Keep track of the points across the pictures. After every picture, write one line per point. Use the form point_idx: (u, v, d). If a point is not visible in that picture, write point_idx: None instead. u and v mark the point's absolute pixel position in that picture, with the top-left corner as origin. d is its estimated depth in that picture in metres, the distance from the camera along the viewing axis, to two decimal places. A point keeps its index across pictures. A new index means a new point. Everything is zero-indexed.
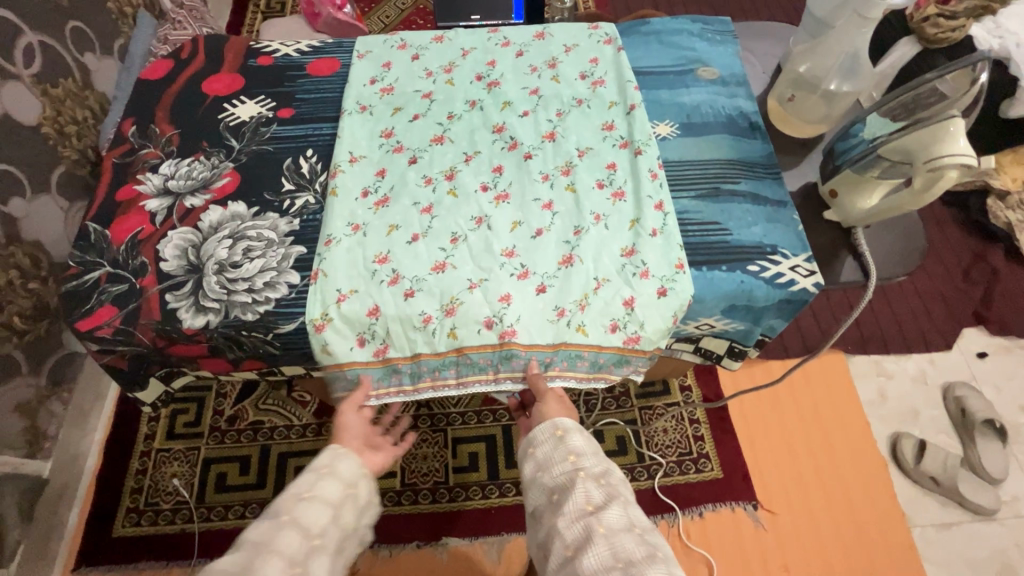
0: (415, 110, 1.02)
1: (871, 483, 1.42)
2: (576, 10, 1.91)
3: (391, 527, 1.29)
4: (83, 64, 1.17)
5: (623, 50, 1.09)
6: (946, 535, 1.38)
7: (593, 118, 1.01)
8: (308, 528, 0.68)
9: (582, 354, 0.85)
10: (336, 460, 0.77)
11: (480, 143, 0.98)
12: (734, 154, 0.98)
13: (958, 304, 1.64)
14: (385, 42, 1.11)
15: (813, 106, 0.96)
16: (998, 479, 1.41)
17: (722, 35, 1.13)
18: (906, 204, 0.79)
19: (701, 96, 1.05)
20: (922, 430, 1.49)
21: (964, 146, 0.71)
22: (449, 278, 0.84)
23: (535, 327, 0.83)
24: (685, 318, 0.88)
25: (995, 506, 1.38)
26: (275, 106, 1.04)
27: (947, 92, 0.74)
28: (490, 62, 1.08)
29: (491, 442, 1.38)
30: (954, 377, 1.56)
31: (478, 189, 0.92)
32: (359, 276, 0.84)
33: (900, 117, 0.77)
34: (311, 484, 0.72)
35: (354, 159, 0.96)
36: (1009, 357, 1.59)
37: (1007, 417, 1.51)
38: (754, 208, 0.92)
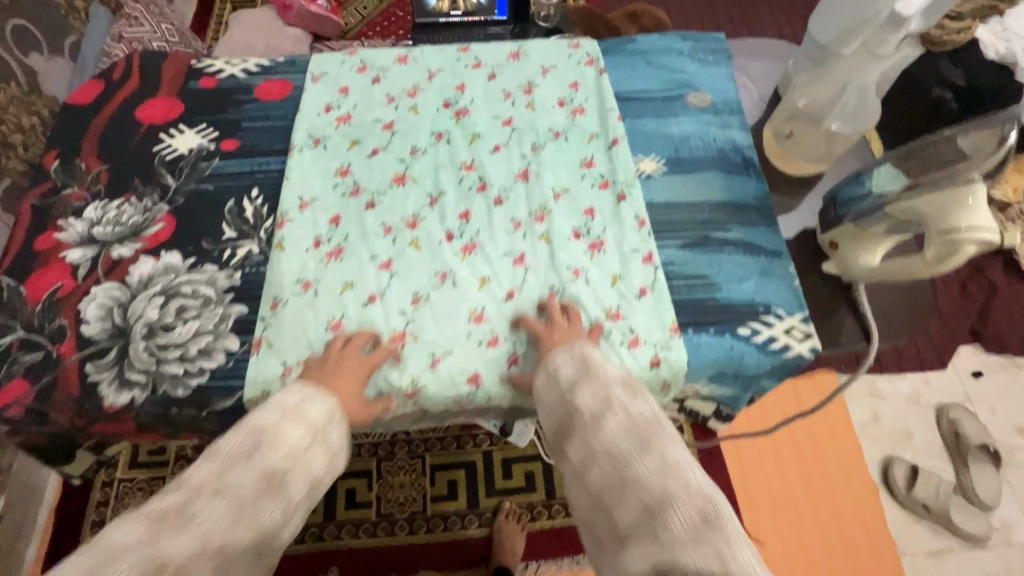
0: (375, 143, 0.92)
1: (867, 518, 1.36)
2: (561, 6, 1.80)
3: (366, 559, 1.22)
4: (27, 67, 1.04)
5: (604, 72, 0.99)
6: (936, 563, 1.33)
7: (572, 153, 0.92)
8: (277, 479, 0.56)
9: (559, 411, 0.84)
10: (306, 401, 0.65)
11: (446, 183, 0.89)
12: (727, 195, 0.89)
13: (955, 320, 1.57)
14: (343, 62, 1.00)
15: (813, 144, 0.87)
16: (990, 505, 1.37)
17: (715, 55, 1.03)
18: (911, 270, 0.71)
19: (690, 127, 0.95)
20: (915, 453, 1.43)
21: (985, 217, 0.62)
22: (408, 355, 0.75)
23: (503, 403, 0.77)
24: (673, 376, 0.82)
25: (987, 533, 1.34)
26: (218, 137, 0.93)
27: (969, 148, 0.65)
28: (459, 86, 0.98)
29: (471, 470, 1.30)
30: (949, 398, 1.50)
31: (443, 238, 0.83)
32: (306, 348, 0.75)
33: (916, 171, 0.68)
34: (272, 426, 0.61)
35: (306, 202, 0.86)
36: (1005, 376, 1.53)
37: (1002, 439, 1.46)
38: (745, 260, 0.83)
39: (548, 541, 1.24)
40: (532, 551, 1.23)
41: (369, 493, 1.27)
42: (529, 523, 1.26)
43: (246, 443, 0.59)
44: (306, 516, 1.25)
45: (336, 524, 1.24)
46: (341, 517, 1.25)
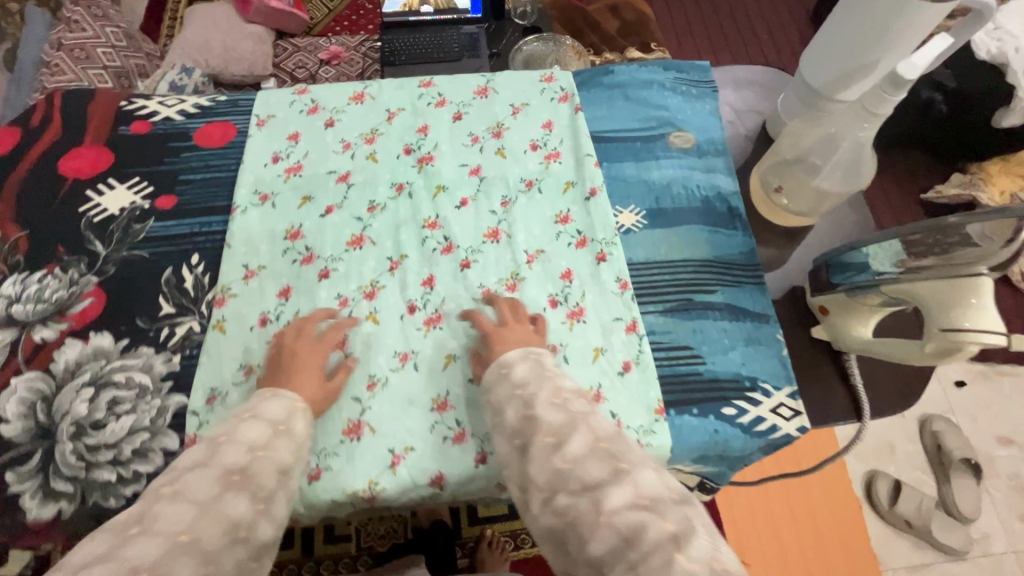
0: (328, 200, 0.85)
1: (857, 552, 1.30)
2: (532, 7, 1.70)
3: None
4: None
5: (580, 110, 0.91)
6: None
7: (546, 207, 0.85)
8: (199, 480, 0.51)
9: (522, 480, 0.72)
10: (290, 416, 0.60)
11: (408, 245, 0.82)
12: (711, 252, 0.82)
13: None
14: (292, 103, 0.92)
15: (805, 198, 0.79)
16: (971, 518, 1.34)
17: (698, 87, 0.95)
18: (904, 357, 0.67)
19: (673, 172, 0.88)
20: (897, 468, 1.40)
21: (991, 318, 0.58)
22: (366, 451, 0.69)
23: (471, 497, 0.71)
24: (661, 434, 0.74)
25: (967, 547, 1.32)
26: (152, 193, 0.84)
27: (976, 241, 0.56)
28: (422, 129, 0.90)
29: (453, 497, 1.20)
30: (932, 409, 1.47)
31: (404, 311, 0.77)
32: None
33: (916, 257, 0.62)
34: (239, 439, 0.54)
35: (252, 272, 0.79)
36: (988, 384, 1.50)
37: (982, 449, 1.43)
38: (731, 327, 0.77)
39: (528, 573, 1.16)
40: None
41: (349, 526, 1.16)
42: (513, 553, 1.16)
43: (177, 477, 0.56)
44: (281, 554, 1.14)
45: (314, 561, 1.14)
46: (319, 553, 1.14)
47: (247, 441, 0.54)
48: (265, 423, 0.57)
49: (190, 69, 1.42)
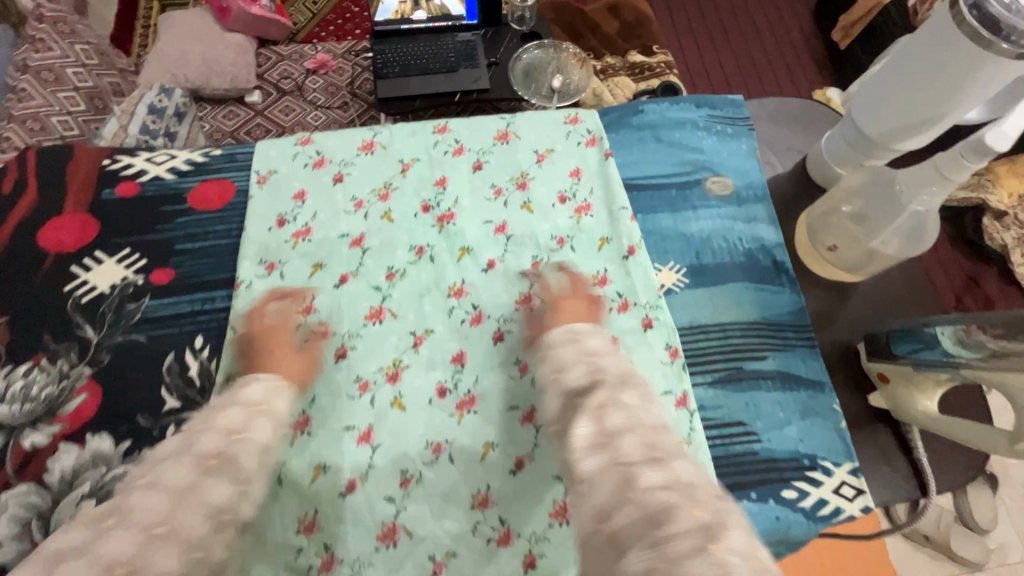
0: (342, 266, 0.77)
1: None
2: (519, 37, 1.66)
3: None
4: None
5: (610, 155, 0.85)
6: None
7: (581, 267, 0.78)
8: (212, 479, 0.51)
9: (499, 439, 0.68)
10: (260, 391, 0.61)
11: (433, 316, 0.75)
12: (759, 313, 0.77)
13: None
14: (295, 156, 0.84)
15: (860, 258, 0.74)
16: None
17: (734, 125, 0.89)
18: (976, 441, 0.63)
19: (712, 223, 0.82)
20: None
21: None
22: (404, 559, 0.63)
23: None
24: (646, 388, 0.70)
25: None
26: (146, 266, 0.76)
27: None
28: (439, 182, 0.83)
29: None
30: None
31: (433, 394, 0.71)
32: (278, 562, 0.63)
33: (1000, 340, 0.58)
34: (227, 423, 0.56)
35: (262, 355, 0.72)
36: None
37: None
38: (785, 398, 0.72)
39: None
40: None
41: None
42: None
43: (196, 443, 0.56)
44: None
45: None
46: None
47: (224, 426, 0.56)
48: (238, 408, 0.59)
49: (171, 90, 1.30)
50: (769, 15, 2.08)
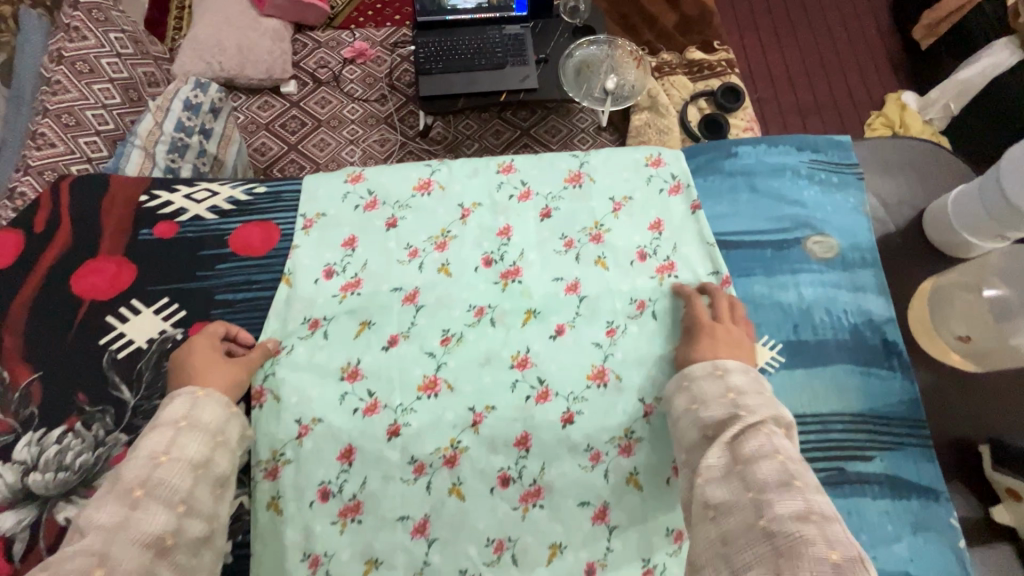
0: (394, 327, 0.70)
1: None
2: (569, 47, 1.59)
3: None
4: None
5: (699, 206, 0.75)
6: None
7: (661, 339, 0.69)
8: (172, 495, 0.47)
9: (545, 376, 0.68)
10: (196, 408, 0.54)
11: (495, 390, 0.67)
12: (865, 402, 0.68)
13: None
14: (345, 195, 0.76)
15: (995, 356, 0.67)
16: None
17: (840, 173, 0.77)
18: None
19: (813, 291, 0.72)
20: None
21: None
22: None
23: None
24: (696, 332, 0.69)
25: None
26: (186, 319, 0.70)
27: None
28: (503, 232, 0.74)
29: None
30: None
31: (495, 483, 0.64)
32: None
33: None
34: (168, 442, 0.51)
35: (308, 427, 0.65)
36: None
37: None
38: (893, 507, 0.63)
39: None
40: None
41: None
42: None
43: (163, 437, 0.51)
44: None
45: None
46: None
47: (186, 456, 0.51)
48: (169, 424, 0.52)
49: (206, 84, 1.18)
50: (844, 5, 1.75)
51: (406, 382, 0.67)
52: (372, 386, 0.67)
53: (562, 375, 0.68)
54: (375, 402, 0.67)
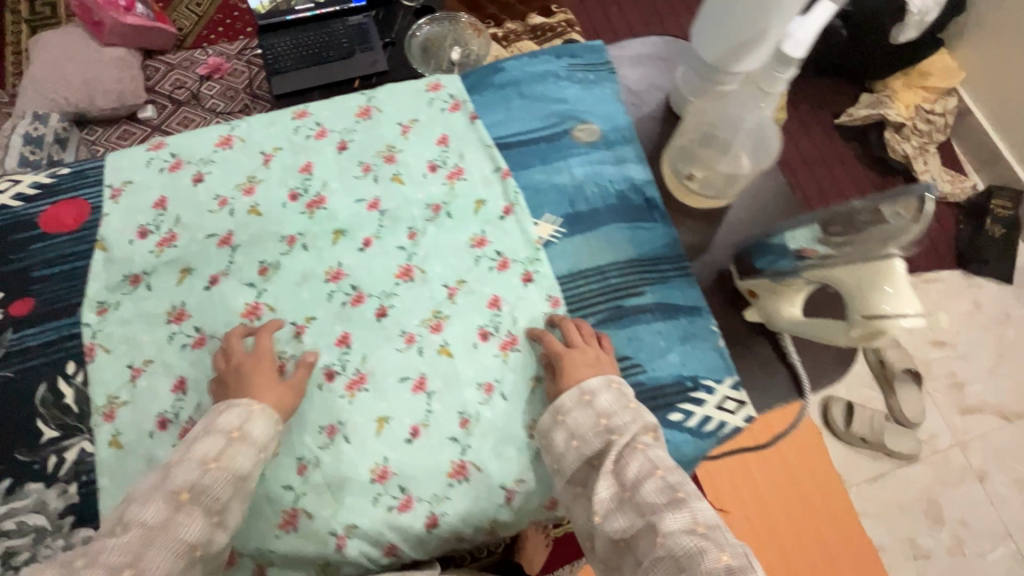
0: (212, 269, 0.84)
1: (818, 461, 1.69)
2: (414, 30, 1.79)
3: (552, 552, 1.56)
4: None
5: (475, 115, 0.92)
6: (877, 484, 1.69)
7: (458, 232, 0.86)
8: (210, 505, 0.67)
9: (347, 285, 0.83)
10: (246, 421, 0.71)
11: (313, 303, 0.83)
12: (635, 250, 0.89)
13: None
14: (149, 162, 0.89)
15: (714, 179, 0.92)
16: (916, 421, 1.72)
17: (595, 72, 0.97)
18: (831, 337, 0.86)
19: (584, 171, 0.91)
20: (847, 390, 1.78)
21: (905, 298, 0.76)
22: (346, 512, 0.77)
23: (456, 531, 0.79)
24: (476, 224, 0.87)
25: (914, 450, 1.70)
26: (7, 301, 0.84)
27: (894, 220, 0.72)
28: (305, 168, 0.88)
29: None
30: None
31: (322, 378, 0.80)
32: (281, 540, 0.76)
33: (837, 230, 0.78)
34: (219, 450, 0.69)
35: (141, 369, 0.81)
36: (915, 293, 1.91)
37: (915, 355, 1.82)
38: (664, 326, 0.84)
39: None
40: None
41: None
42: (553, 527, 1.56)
43: (215, 445, 0.69)
44: None
45: None
46: None
47: (201, 457, 0.68)
48: (217, 434, 0.70)
49: None
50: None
51: (225, 309, 0.82)
52: (197, 319, 0.82)
53: (372, 280, 0.84)
54: (197, 336, 0.81)
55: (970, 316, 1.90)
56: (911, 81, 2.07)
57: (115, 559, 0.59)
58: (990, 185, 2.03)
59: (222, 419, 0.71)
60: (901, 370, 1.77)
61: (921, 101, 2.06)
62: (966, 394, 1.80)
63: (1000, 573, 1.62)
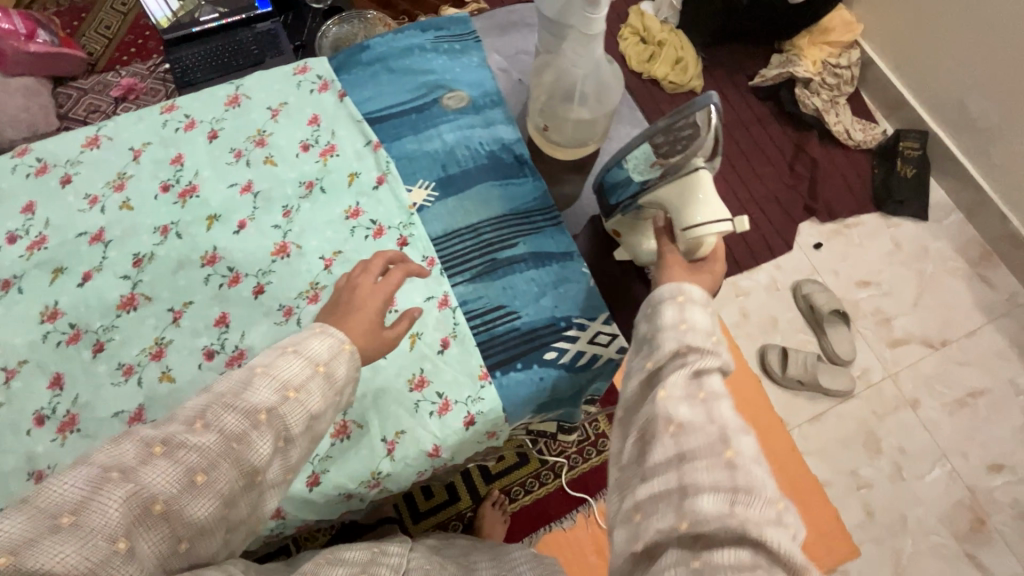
0: (85, 266, 0.95)
1: (762, 410, 1.75)
2: (323, 30, 1.81)
3: (512, 525, 1.59)
4: None
5: (344, 94, 1.08)
6: (818, 424, 1.76)
7: (332, 206, 1.00)
8: (280, 430, 0.69)
9: (213, 267, 0.96)
10: (334, 360, 0.75)
11: (190, 287, 0.95)
12: (506, 206, 1.05)
13: (771, 233, 1.99)
14: (16, 169, 0.99)
15: (563, 126, 1.18)
16: (848, 359, 1.81)
17: (456, 46, 1.16)
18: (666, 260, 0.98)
19: (454, 137, 1.08)
20: (782, 335, 1.86)
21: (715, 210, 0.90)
22: None
23: (347, 480, 0.89)
24: (338, 202, 1.00)
25: (849, 386, 1.77)
26: None
27: (699, 125, 0.92)
28: (176, 160, 1.02)
29: (465, 470, 1.61)
30: (801, 275, 1.94)
31: (202, 359, 0.91)
32: None
33: (670, 154, 0.97)
34: (302, 380, 0.72)
35: (15, 371, 0.88)
36: (837, 240, 2.01)
37: (843, 296, 1.93)
38: (536, 272, 1.01)
39: (566, 490, 1.63)
40: (573, 483, 1.63)
41: (431, 496, 1.60)
42: (514, 500, 1.61)
43: (294, 378, 0.71)
44: (452, 507, 1.59)
45: (479, 502, 1.60)
46: (483, 491, 1.61)
47: (285, 383, 0.71)
48: (306, 363, 0.73)
49: None
50: None
51: (100, 295, 0.93)
52: (72, 309, 0.92)
53: (248, 256, 0.97)
54: (72, 325, 0.91)
55: (891, 253, 1.99)
56: (815, 38, 2.14)
57: (190, 461, 0.62)
58: (898, 129, 2.13)
59: (311, 347, 0.74)
60: (828, 312, 1.84)
61: (825, 58, 2.14)
62: (893, 327, 1.89)
63: (938, 493, 1.70)
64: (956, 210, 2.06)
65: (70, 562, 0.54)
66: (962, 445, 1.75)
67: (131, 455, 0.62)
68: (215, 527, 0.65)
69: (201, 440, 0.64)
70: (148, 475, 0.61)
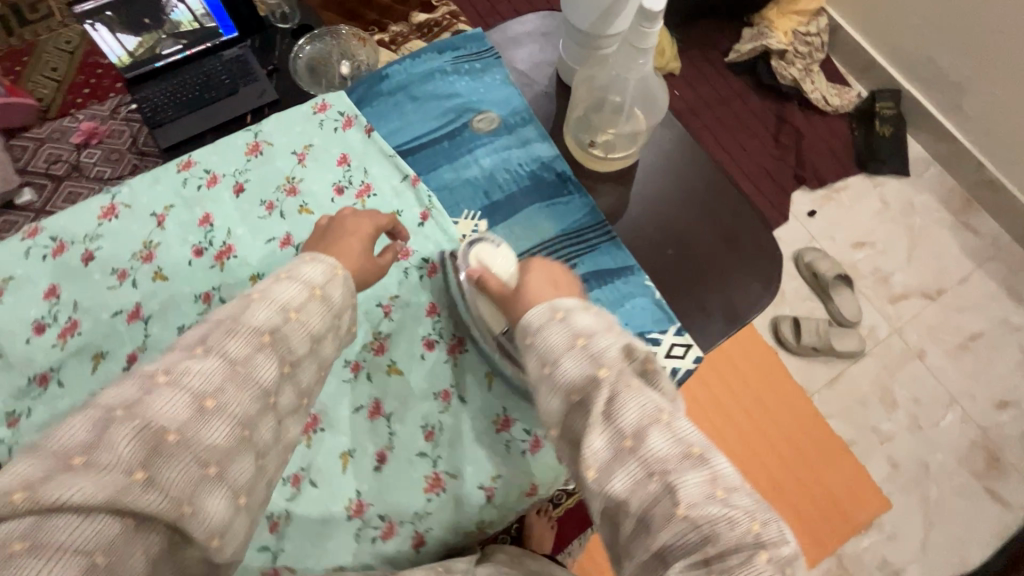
0: (128, 345, 0.91)
1: (784, 384, 1.78)
2: (296, 51, 1.73)
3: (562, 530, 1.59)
4: None
5: (371, 129, 1.07)
6: (836, 387, 1.81)
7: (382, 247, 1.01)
8: (284, 355, 0.69)
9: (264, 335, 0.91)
10: (328, 286, 0.77)
11: None
12: (559, 225, 1.08)
13: (767, 207, 2.03)
14: (30, 252, 0.94)
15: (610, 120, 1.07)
16: (857, 320, 1.85)
17: (472, 64, 1.16)
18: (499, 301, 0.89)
19: (492, 161, 1.10)
20: (791, 306, 1.90)
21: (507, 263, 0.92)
22: (347, 531, 0.88)
23: (447, 530, 0.91)
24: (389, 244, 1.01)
25: (860, 346, 1.82)
26: None
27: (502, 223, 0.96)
28: (205, 220, 0.98)
29: None
30: (800, 244, 1.99)
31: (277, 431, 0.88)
32: (346, 548, 0.87)
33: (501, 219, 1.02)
34: (300, 303, 0.73)
35: None
36: (829, 205, 2.06)
37: (841, 259, 1.99)
38: (602, 290, 1.02)
39: None
40: None
41: None
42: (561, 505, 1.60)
43: (274, 319, 0.69)
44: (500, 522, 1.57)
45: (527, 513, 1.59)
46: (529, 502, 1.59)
47: (285, 303, 0.71)
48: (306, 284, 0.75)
49: None
50: None
51: None
52: None
53: None
54: None
55: (880, 212, 2.06)
56: (784, 8, 2.17)
57: (196, 387, 0.62)
58: (872, 90, 2.18)
59: (305, 272, 0.76)
60: (831, 277, 1.89)
61: (795, 27, 2.17)
62: (892, 283, 1.96)
63: (954, 436, 1.78)
64: (934, 162, 2.13)
65: (88, 494, 0.53)
66: (969, 388, 1.84)
67: (132, 390, 0.61)
68: (241, 448, 0.63)
69: (201, 366, 0.63)
70: (151, 403, 0.59)
